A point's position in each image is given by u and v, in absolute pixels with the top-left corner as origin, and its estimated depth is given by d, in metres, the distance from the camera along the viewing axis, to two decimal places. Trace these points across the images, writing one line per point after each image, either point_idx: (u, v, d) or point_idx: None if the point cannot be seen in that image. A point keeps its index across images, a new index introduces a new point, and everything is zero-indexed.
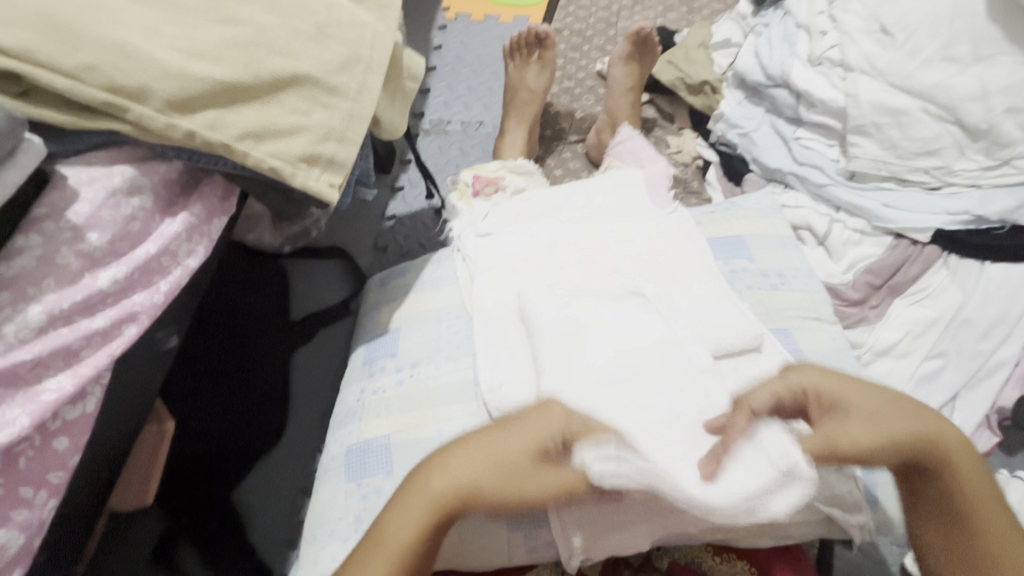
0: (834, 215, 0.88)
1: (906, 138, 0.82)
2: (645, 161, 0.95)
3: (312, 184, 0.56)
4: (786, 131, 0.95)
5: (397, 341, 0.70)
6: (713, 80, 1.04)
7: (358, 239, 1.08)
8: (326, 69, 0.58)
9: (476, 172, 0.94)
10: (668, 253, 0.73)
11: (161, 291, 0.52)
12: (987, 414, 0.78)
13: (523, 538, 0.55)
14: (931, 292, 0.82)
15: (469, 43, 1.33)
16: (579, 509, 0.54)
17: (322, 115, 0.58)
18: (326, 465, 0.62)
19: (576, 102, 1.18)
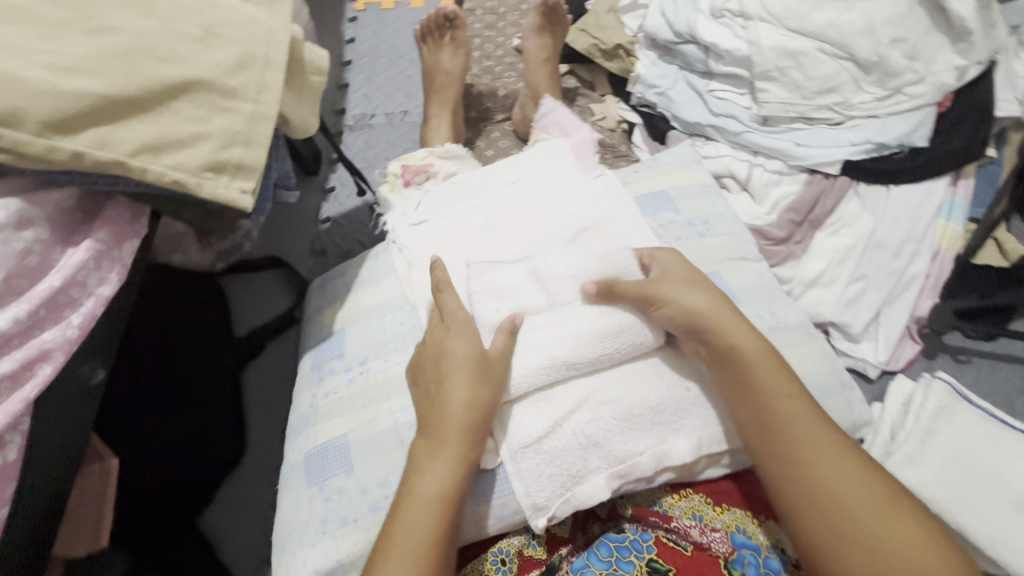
0: (753, 159, 0.92)
1: (807, 78, 0.87)
2: (570, 130, 0.96)
3: (221, 192, 0.54)
4: (700, 85, 0.98)
5: (344, 341, 0.69)
6: (625, 43, 1.05)
7: (294, 247, 1.05)
8: (220, 71, 0.55)
9: (404, 163, 0.93)
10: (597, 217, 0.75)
11: (73, 324, 0.49)
12: (908, 324, 0.85)
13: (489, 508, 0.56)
14: (847, 220, 0.87)
15: (383, 33, 1.30)
16: (534, 463, 0.56)
17: (222, 119, 0.55)
18: (285, 476, 0.61)
19: (497, 81, 1.17)
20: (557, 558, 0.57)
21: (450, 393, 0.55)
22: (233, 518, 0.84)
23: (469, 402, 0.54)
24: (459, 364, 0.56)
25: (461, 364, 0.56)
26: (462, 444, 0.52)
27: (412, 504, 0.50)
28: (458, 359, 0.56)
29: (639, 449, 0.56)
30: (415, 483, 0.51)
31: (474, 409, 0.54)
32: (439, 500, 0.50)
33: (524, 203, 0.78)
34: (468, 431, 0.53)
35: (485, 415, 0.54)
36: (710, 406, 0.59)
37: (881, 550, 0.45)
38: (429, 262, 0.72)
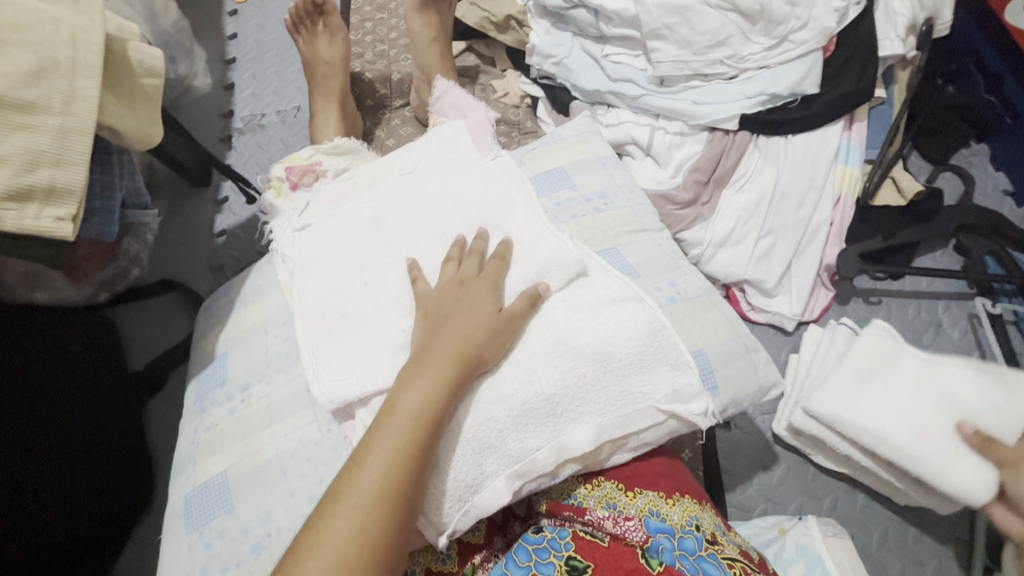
0: (654, 123, 0.90)
1: (696, 33, 0.84)
2: (466, 111, 0.92)
3: (30, 223, 0.48)
4: (595, 50, 0.94)
5: (226, 367, 0.64)
6: (516, 13, 1.01)
7: (190, 267, 0.98)
8: (11, 83, 0.48)
9: (288, 164, 0.86)
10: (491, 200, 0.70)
11: None
12: (819, 273, 0.86)
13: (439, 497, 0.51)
14: (750, 175, 0.86)
15: (268, 24, 1.21)
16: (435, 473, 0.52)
17: (19, 139, 0.48)
18: (167, 523, 0.57)
19: (394, 64, 1.11)
20: (470, 568, 0.55)
21: (456, 324, 0.55)
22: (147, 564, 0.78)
23: (458, 344, 0.53)
24: (474, 311, 0.56)
25: (480, 303, 0.57)
26: (453, 375, 0.52)
27: (391, 421, 0.49)
28: (456, 310, 0.56)
29: (534, 445, 0.53)
30: (399, 403, 0.50)
31: (471, 349, 0.53)
32: (418, 419, 0.49)
33: (412, 191, 0.73)
34: (455, 375, 0.52)
35: (470, 360, 0.53)
36: (609, 389, 0.55)
37: None
38: (312, 269, 0.67)
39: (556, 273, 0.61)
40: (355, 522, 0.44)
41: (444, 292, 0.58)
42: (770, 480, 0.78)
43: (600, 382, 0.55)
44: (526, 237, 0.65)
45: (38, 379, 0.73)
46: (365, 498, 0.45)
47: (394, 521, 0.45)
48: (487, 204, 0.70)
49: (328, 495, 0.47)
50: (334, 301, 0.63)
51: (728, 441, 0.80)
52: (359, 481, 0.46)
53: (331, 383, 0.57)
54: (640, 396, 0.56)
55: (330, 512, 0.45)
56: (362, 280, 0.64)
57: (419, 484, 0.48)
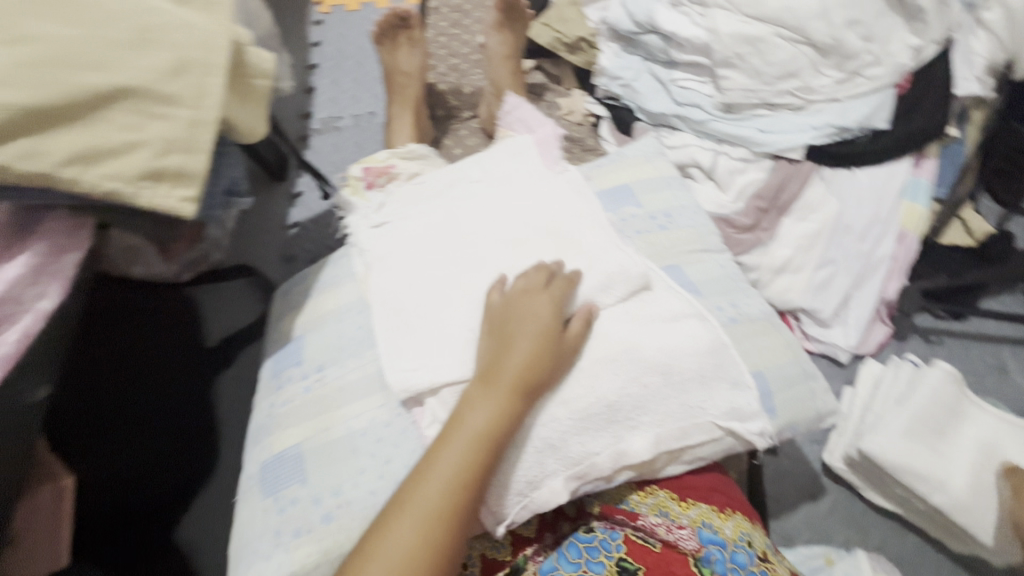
0: (717, 148, 0.92)
1: (767, 63, 0.86)
2: (534, 125, 0.96)
3: (160, 202, 0.54)
4: (663, 75, 0.97)
5: (302, 349, 0.68)
6: (588, 36, 1.05)
7: (262, 254, 1.05)
8: (155, 77, 0.54)
9: (365, 165, 0.92)
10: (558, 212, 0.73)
11: (9, 342, 0.49)
12: (878, 307, 0.85)
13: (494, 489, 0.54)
14: (813, 206, 0.87)
15: (349, 35, 1.29)
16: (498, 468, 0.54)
17: (157, 127, 0.54)
18: (242, 488, 0.61)
19: (464, 78, 1.17)
20: (522, 559, 0.57)
21: (524, 338, 0.55)
22: (203, 531, 0.82)
23: (523, 367, 0.53)
24: (542, 325, 0.56)
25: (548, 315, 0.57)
26: (518, 396, 0.53)
27: (455, 438, 0.50)
28: (524, 322, 0.56)
29: (594, 448, 0.55)
30: (468, 415, 0.51)
31: (536, 369, 0.54)
32: (481, 437, 0.50)
33: (485, 198, 0.77)
34: (520, 396, 0.53)
35: (534, 382, 0.54)
36: (669, 401, 0.57)
37: None
38: (388, 264, 0.71)
39: (622, 285, 0.63)
40: (419, 532, 0.46)
41: (512, 300, 0.59)
42: (816, 511, 0.77)
43: (662, 393, 0.57)
44: (594, 250, 0.67)
45: (116, 356, 0.82)
46: (430, 509, 0.47)
47: (455, 530, 0.48)
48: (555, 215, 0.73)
49: (392, 502, 0.49)
50: (407, 296, 0.67)
51: (775, 467, 0.80)
52: (423, 493, 0.48)
53: (404, 372, 0.60)
54: (698, 411, 0.57)
55: (394, 519, 0.47)
56: (436, 278, 0.68)
57: (479, 498, 0.50)
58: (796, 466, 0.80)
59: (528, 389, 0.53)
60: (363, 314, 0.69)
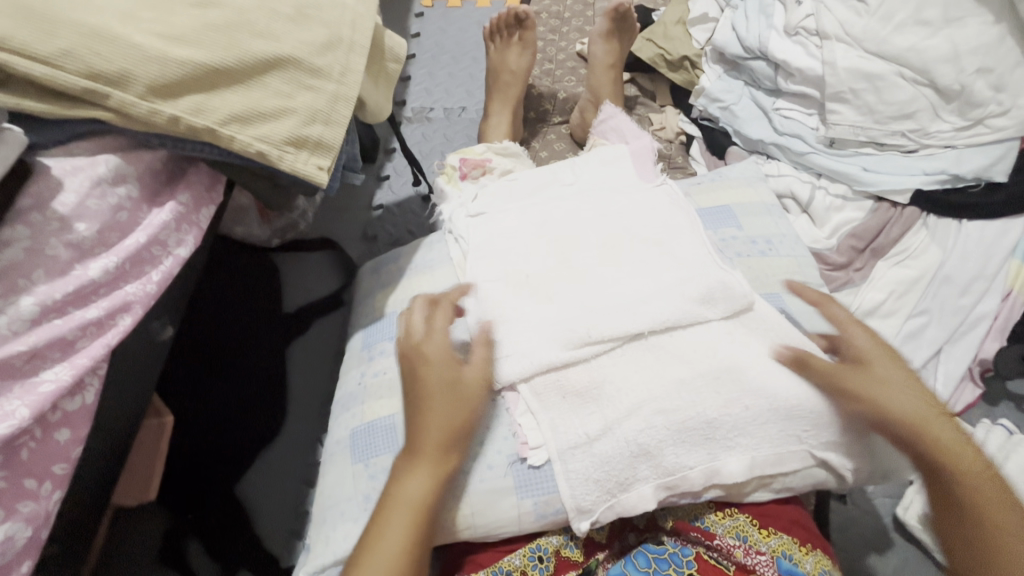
0: (816, 182, 0.90)
1: (882, 102, 0.84)
2: (629, 137, 0.96)
3: (300, 167, 0.55)
4: (766, 102, 0.96)
5: (395, 326, 0.71)
6: (692, 55, 1.05)
7: (346, 231, 1.06)
8: (310, 51, 0.57)
9: (462, 157, 0.94)
10: (660, 223, 0.73)
11: (153, 281, 0.51)
12: (970, 366, 0.80)
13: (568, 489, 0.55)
14: (913, 252, 0.84)
15: (448, 29, 1.32)
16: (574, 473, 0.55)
17: (307, 97, 0.56)
18: (330, 450, 0.64)
19: (558, 83, 1.18)
20: (594, 562, 0.58)
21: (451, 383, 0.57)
22: (266, 488, 0.83)
23: (439, 432, 0.54)
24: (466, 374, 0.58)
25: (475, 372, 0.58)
26: (446, 459, 0.54)
27: (394, 510, 0.51)
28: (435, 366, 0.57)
29: (687, 463, 0.55)
30: (410, 468, 0.53)
31: (457, 431, 0.55)
32: (415, 506, 0.51)
33: (578, 202, 0.77)
34: (444, 454, 0.54)
35: (458, 440, 0.55)
36: (771, 426, 0.56)
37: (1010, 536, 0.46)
38: (484, 254, 0.73)
39: (725, 301, 0.63)
40: None
41: (429, 339, 0.59)
42: (884, 567, 0.74)
43: (764, 419, 0.56)
44: (695, 262, 0.68)
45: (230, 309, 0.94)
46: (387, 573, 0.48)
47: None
48: (656, 225, 0.73)
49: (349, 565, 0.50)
50: (502, 287, 0.68)
51: (843, 514, 0.77)
52: (380, 553, 0.49)
53: (498, 361, 0.61)
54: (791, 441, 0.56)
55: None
56: (531, 274, 0.69)
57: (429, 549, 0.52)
58: (867, 517, 0.77)
59: (450, 446, 0.54)
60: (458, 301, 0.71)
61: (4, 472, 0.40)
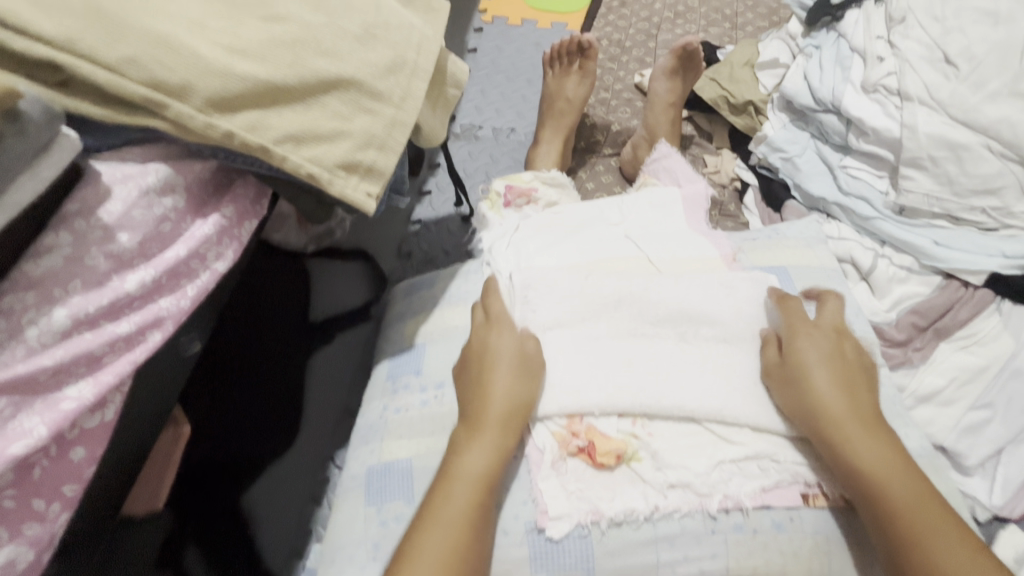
0: (879, 250, 0.84)
1: (964, 174, 0.79)
2: (682, 180, 0.91)
3: (349, 193, 0.53)
4: (832, 158, 0.91)
5: (422, 358, 0.69)
6: (757, 101, 1.01)
7: (380, 243, 1.04)
8: (373, 73, 0.56)
9: (509, 183, 0.91)
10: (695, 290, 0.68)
11: (188, 296, 0.49)
12: None
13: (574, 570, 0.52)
14: (980, 338, 0.77)
15: (505, 48, 1.29)
16: (616, 554, 0.53)
17: (364, 120, 0.55)
18: (344, 485, 0.63)
19: (612, 114, 1.15)
20: None
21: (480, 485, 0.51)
22: (272, 502, 0.80)
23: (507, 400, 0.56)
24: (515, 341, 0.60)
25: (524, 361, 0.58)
26: (507, 437, 0.54)
27: (456, 480, 0.51)
28: (498, 355, 0.58)
29: (705, 553, 0.53)
30: (468, 443, 0.54)
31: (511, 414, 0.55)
32: (478, 485, 0.51)
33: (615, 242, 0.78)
34: (508, 426, 0.55)
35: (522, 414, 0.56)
36: (802, 537, 0.53)
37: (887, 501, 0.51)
38: (547, 304, 0.66)
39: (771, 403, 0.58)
40: (447, 551, 0.48)
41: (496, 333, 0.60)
42: None
43: (799, 546, 0.53)
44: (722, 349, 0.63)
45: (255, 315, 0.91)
46: (455, 525, 0.49)
47: (478, 544, 0.50)
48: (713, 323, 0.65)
49: (413, 529, 0.50)
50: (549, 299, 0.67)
51: None
52: (455, 487, 0.51)
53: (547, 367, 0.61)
54: (824, 545, 0.53)
55: (424, 529, 0.49)
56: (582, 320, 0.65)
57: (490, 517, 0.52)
58: None
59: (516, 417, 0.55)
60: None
61: (14, 490, 0.38)
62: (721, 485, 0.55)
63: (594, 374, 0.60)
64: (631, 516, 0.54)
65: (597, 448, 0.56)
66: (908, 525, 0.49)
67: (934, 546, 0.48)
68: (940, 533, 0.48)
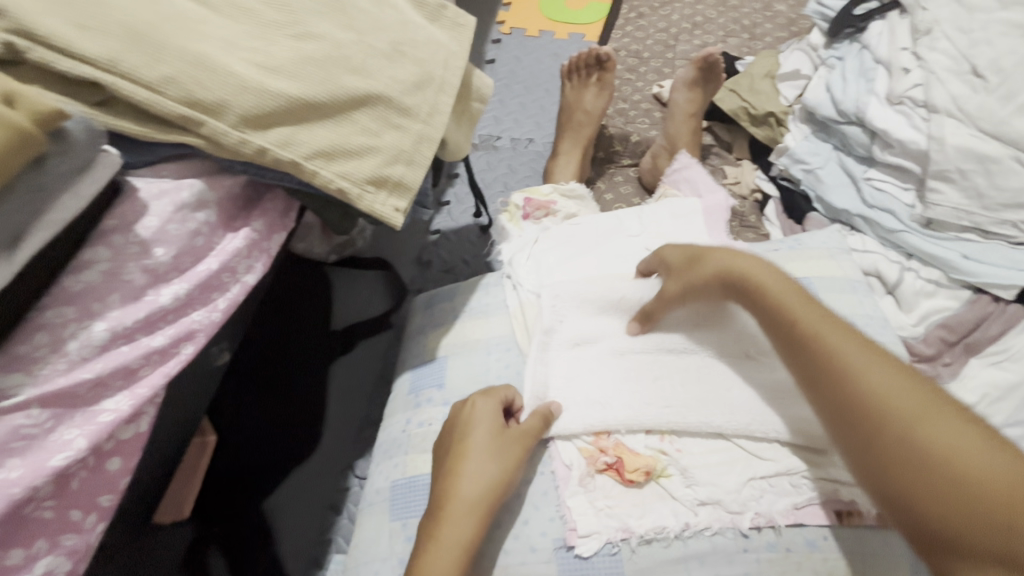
0: (905, 263, 0.83)
1: (994, 187, 0.77)
2: (703, 191, 0.91)
3: (377, 208, 0.54)
4: (856, 170, 0.90)
5: (444, 371, 0.69)
6: (778, 112, 1.01)
7: (400, 253, 1.05)
8: (400, 89, 0.56)
9: (528, 195, 0.91)
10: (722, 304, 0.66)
11: (219, 308, 0.50)
12: None
13: None
14: (1013, 354, 0.76)
15: (523, 59, 1.30)
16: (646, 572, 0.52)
17: (392, 136, 0.55)
18: (369, 499, 0.63)
19: (630, 125, 1.15)
20: None
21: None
22: (292, 509, 0.80)
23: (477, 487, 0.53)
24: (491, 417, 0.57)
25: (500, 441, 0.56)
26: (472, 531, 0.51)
27: None
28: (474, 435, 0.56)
29: (738, 572, 0.51)
30: (431, 537, 0.51)
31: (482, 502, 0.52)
32: None
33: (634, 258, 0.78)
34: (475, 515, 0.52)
35: (493, 500, 0.53)
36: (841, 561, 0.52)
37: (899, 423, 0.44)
38: (569, 319, 0.67)
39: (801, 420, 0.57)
40: None
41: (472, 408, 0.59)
42: None
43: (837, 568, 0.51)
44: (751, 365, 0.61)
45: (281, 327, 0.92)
46: None
47: None
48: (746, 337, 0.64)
49: None
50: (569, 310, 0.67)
51: None
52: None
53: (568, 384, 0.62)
54: (864, 565, 0.52)
55: None
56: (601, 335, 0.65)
57: None
58: None
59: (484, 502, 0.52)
60: (533, 359, 0.64)
61: (53, 501, 0.39)
62: (751, 503, 0.54)
63: (616, 390, 0.61)
64: (660, 535, 0.53)
65: (625, 464, 0.56)
66: (858, 390, 0.46)
67: (871, 380, 0.46)
68: (893, 378, 0.45)
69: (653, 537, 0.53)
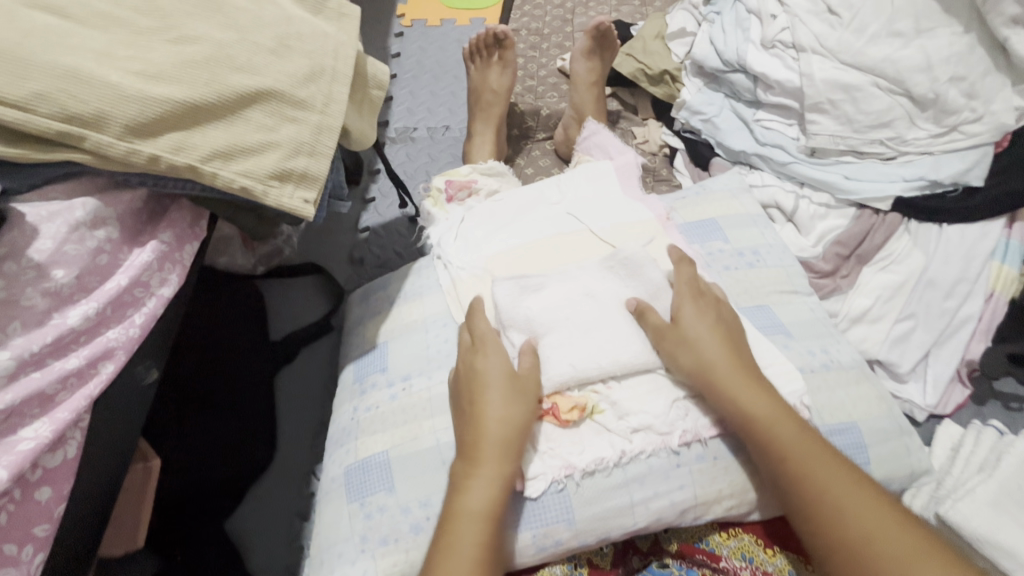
0: (799, 192, 0.91)
1: (860, 112, 0.86)
2: (613, 152, 0.95)
3: (286, 201, 0.54)
4: (746, 114, 0.97)
5: (386, 355, 0.71)
6: (672, 69, 1.07)
7: (332, 255, 1.04)
8: (293, 82, 0.57)
9: (448, 177, 0.93)
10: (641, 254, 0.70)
11: (136, 324, 0.49)
12: (958, 368, 0.79)
13: (558, 522, 0.56)
14: (896, 257, 0.85)
15: (428, 48, 1.30)
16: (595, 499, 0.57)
17: (290, 129, 0.56)
18: (325, 489, 0.64)
19: (540, 100, 1.18)
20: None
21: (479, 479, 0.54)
22: (257, 520, 0.81)
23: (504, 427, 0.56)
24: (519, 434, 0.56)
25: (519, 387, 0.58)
26: (505, 469, 0.54)
27: (460, 520, 0.52)
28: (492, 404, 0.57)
29: (674, 485, 0.57)
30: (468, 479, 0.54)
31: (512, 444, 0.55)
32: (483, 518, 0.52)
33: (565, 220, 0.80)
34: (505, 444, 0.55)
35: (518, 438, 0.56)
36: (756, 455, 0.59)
37: (843, 518, 0.51)
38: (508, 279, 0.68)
39: None
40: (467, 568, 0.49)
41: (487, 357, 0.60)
42: None
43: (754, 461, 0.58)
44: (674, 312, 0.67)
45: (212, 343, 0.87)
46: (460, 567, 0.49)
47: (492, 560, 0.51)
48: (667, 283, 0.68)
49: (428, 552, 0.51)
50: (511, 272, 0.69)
51: None
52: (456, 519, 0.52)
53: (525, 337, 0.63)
54: None
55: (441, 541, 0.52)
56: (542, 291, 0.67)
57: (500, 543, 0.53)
58: None
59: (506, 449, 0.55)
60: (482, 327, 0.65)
61: None
62: (679, 422, 0.59)
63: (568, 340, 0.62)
64: (602, 464, 0.58)
65: (560, 408, 0.59)
66: (773, 448, 0.55)
67: (753, 404, 0.56)
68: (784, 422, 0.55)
69: (596, 468, 0.58)
